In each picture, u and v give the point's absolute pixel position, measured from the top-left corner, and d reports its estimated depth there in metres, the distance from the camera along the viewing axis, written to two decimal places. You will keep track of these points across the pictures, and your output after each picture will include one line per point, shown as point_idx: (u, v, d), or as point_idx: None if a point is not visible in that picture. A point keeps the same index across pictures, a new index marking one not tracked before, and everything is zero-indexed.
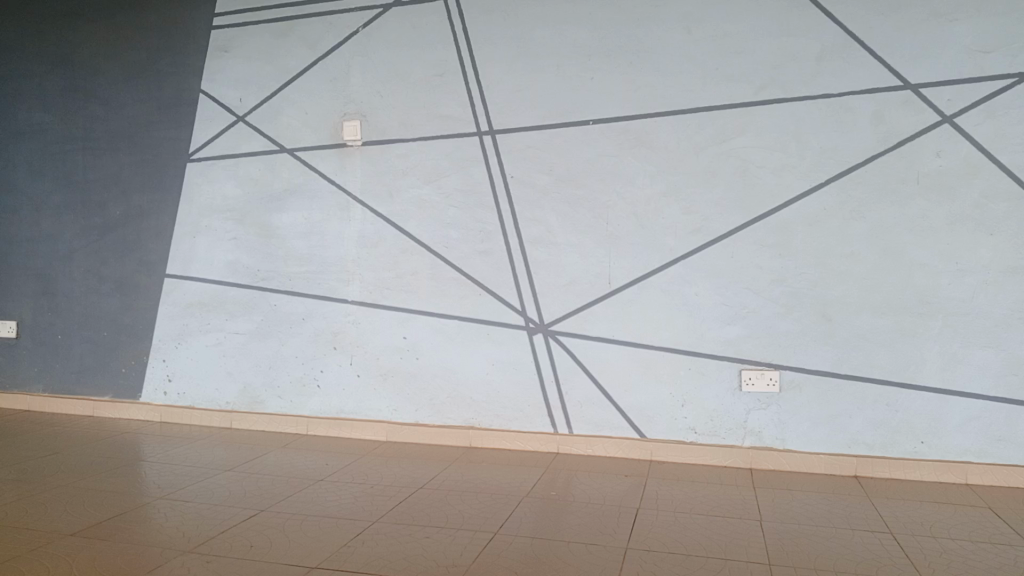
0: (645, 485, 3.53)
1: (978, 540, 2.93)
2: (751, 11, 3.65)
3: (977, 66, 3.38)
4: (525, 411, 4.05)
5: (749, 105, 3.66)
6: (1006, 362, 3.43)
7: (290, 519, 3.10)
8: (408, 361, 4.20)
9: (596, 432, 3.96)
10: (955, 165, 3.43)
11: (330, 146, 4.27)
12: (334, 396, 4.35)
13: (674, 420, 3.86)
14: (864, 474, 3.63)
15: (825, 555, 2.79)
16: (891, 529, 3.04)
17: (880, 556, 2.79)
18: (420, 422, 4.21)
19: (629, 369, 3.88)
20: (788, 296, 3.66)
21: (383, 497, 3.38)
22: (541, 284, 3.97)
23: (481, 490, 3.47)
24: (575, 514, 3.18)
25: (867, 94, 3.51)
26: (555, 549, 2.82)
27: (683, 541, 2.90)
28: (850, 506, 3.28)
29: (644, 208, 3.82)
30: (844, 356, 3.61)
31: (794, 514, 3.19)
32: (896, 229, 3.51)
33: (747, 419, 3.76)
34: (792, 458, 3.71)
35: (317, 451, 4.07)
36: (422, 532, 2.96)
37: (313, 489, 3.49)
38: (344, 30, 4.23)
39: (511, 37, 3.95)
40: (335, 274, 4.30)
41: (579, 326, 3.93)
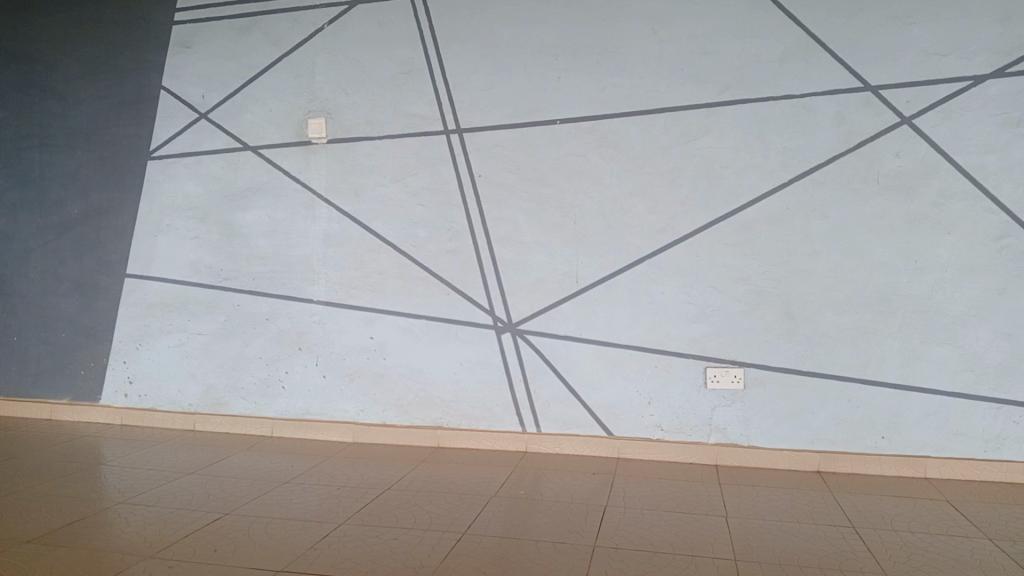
0: (612, 483, 3.55)
1: (937, 532, 3.00)
2: (716, 12, 3.68)
3: (934, 68, 3.45)
4: (493, 410, 4.05)
5: (714, 104, 3.70)
6: (963, 358, 3.51)
7: (255, 522, 3.06)
8: (375, 361, 4.17)
9: (564, 430, 3.97)
10: (914, 165, 3.50)
11: (295, 144, 4.23)
12: (300, 397, 4.31)
13: (641, 418, 3.88)
14: (827, 469, 3.69)
15: (789, 549, 2.83)
16: (853, 523, 3.10)
17: (843, 550, 2.84)
18: (387, 422, 4.19)
19: (596, 368, 3.90)
20: (752, 294, 3.71)
21: (350, 499, 3.35)
22: (509, 283, 3.97)
23: (449, 490, 3.46)
24: (543, 513, 3.18)
25: (829, 95, 3.57)
26: (523, 548, 2.82)
27: (650, 539, 2.92)
28: (813, 501, 3.33)
29: (611, 207, 3.84)
30: (806, 353, 3.67)
31: (759, 510, 3.23)
32: (857, 228, 3.58)
33: (712, 416, 3.80)
34: (756, 454, 3.76)
35: (283, 453, 4.02)
36: (390, 534, 2.94)
37: (279, 491, 3.45)
38: (310, 26, 4.19)
39: (478, 35, 3.94)
40: (301, 273, 4.25)
41: (546, 324, 3.93)
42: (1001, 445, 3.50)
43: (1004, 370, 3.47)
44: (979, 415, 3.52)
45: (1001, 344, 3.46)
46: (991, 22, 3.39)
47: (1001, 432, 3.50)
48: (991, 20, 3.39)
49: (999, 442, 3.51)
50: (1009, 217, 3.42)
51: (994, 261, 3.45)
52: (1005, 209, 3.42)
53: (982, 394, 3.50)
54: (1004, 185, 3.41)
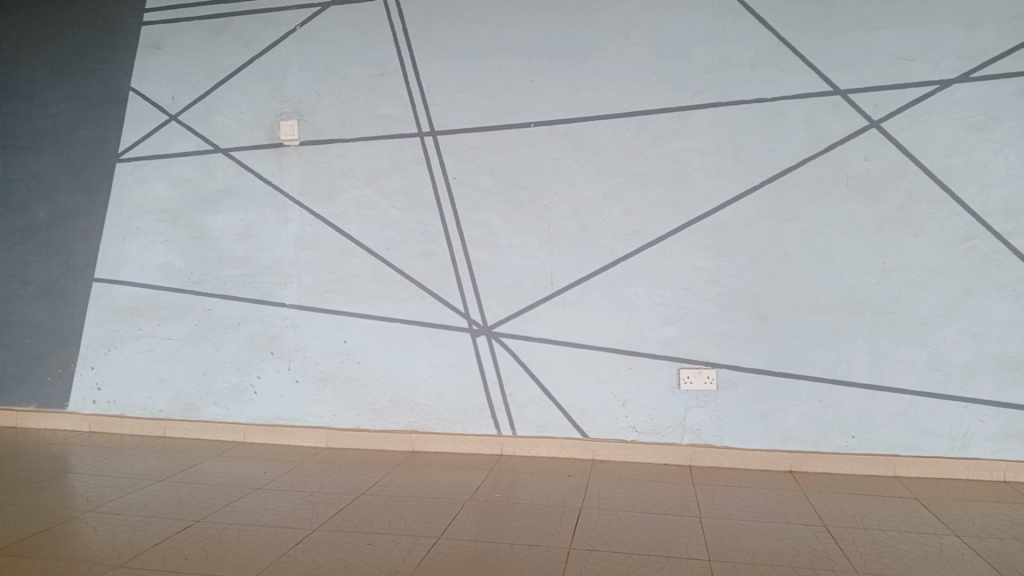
0: (588, 486, 3.56)
1: (907, 530, 3.05)
2: (687, 17, 3.72)
3: (901, 73, 3.51)
4: (468, 413, 4.04)
5: (687, 108, 3.73)
6: (930, 358, 3.57)
7: (227, 529, 3.02)
8: (349, 365, 4.15)
9: (539, 432, 3.98)
10: (882, 167, 3.55)
11: (267, 146, 4.19)
12: (273, 402, 4.26)
13: (616, 420, 3.90)
14: (799, 469, 3.73)
15: (761, 549, 2.85)
16: (824, 521, 3.13)
17: (815, 549, 2.87)
18: (361, 427, 4.16)
19: (571, 370, 3.91)
20: (724, 296, 3.74)
21: (324, 504, 3.33)
22: (483, 285, 3.97)
23: (424, 494, 3.44)
24: (518, 516, 3.19)
25: (799, 99, 3.61)
26: (498, 552, 2.82)
27: (625, 539, 2.93)
28: (785, 501, 3.37)
29: (585, 210, 3.85)
30: (778, 354, 3.71)
31: (732, 510, 3.25)
32: (827, 230, 3.62)
33: (686, 417, 3.83)
34: (729, 454, 3.79)
35: (256, 459, 3.98)
36: (364, 539, 2.92)
37: (252, 498, 3.40)
38: (282, 28, 4.15)
39: (452, 38, 3.94)
40: (273, 277, 4.21)
41: (521, 327, 3.93)
42: (968, 443, 3.57)
43: (971, 369, 3.53)
44: (946, 414, 3.58)
45: (968, 344, 3.53)
46: (956, 28, 3.46)
47: (968, 430, 3.57)
48: (955, 26, 3.46)
49: (966, 441, 3.57)
50: (974, 219, 3.49)
51: (960, 263, 3.51)
52: (971, 211, 3.49)
53: (949, 393, 3.57)
54: (970, 188, 3.48)
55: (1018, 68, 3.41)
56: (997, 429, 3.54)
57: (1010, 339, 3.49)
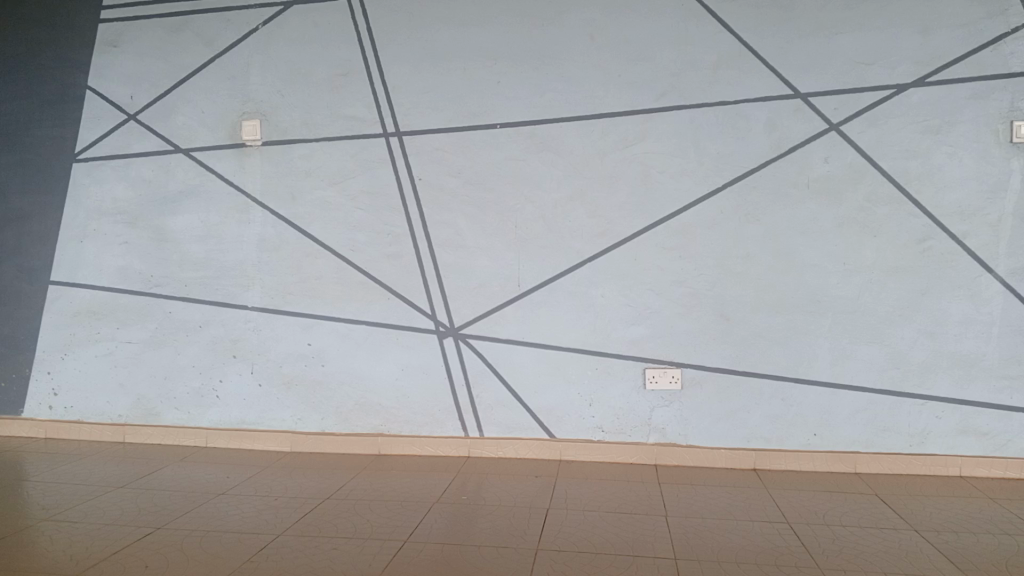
0: (555, 486, 3.56)
1: (868, 526, 3.10)
2: (651, 19, 3.75)
3: (860, 77, 3.59)
4: (435, 415, 4.02)
5: (651, 110, 3.76)
6: (889, 356, 3.65)
7: (188, 537, 2.97)
8: (313, 368, 4.10)
9: (506, 433, 3.97)
10: (841, 169, 3.62)
11: (229, 146, 4.13)
12: (236, 405, 4.20)
13: (582, 420, 3.91)
14: (763, 467, 3.78)
15: (726, 547, 2.88)
16: (788, 518, 3.18)
17: (778, 545, 2.91)
18: (326, 430, 4.12)
19: (537, 371, 3.91)
20: (689, 296, 3.78)
21: (289, 509, 3.28)
22: (449, 286, 3.96)
23: (391, 498, 3.42)
24: (485, 517, 3.19)
25: (761, 102, 3.67)
26: (465, 555, 2.81)
27: (592, 539, 2.95)
28: (749, 498, 3.41)
29: (550, 211, 3.86)
30: (742, 354, 3.76)
31: (699, 508, 3.28)
32: (789, 232, 3.68)
33: (652, 417, 3.85)
34: (695, 453, 3.83)
35: (218, 464, 3.91)
36: (331, 544, 2.90)
37: (214, 504, 3.34)
38: (244, 27, 4.10)
39: (416, 39, 3.92)
40: (236, 279, 4.15)
41: (487, 328, 3.93)
42: (925, 439, 3.66)
43: (928, 367, 3.62)
44: (904, 411, 3.66)
45: (925, 342, 3.61)
46: (912, 34, 3.54)
47: (925, 426, 3.65)
48: (911, 33, 3.54)
49: (923, 437, 3.66)
50: (931, 220, 3.57)
51: (918, 263, 3.59)
52: (928, 212, 3.57)
53: (907, 391, 3.65)
54: (926, 190, 3.57)
55: (971, 73, 3.51)
56: (953, 425, 3.63)
57: (965, 337, 3.59)
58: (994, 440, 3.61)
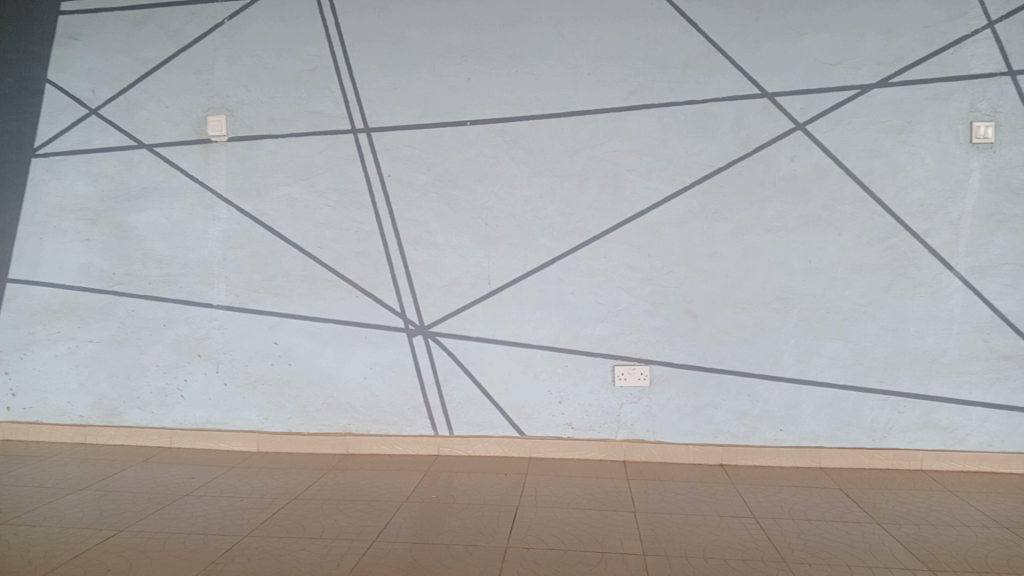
0: (525, 484, 3.57)
1: (833, 519, 3.15)
2: (620, 18, 3.76)
3: (824, 77, 3.64)
4: (403, 414, 4.00)
5: (621, 108, 3.77)
6: (852, 353, 3.71)
7: (149, 540, 2.90)
8: (279, 366, 4.06)
9: (476, 432, 3.97)
10: (806, 168, 3.67)
11: (194, 142, 4.06)
12: (201, 406, 4.14)
13: (550, 416, 3.92)
14: (730, 462, 3.83)
15: (695, 542, 2.91)
16: (755, 512, 3.22)
17: (746, 539, 2.94)
18: (294, 430, 4.08)
19: (507, 368, 3.91)
20: (657, 294, 3.80)
21: (254, 511, 3.23)
22: (419, 284, 3.94)
23: (359, 498, 3.39)
24: (455, 517, 3.17)
25: (728, 101, 3.70)
26: (431, 555, 2.78)
27: (561, 538, 2.95)
28: (716, 493, 3.45)
29: (520, 209, 3.86)
30: (710, 351, 3.79)
31: (666, 505, 3.31)
32: (756, 229, 3.72)
33: (620, 413, 3.88)
34: (663, 450, 3.86)
35: (184, 466, 3.85)
36: (297, 547, 2.86)
37: (180, 506, 3.29)
38: (208, 20, 4.03)
39: (385, 34, 3.89)
40: (201, 277, 4.09)
41: (456, 327, 3.92)
42: (887, 434, 3.73)
43: (890, 363, 3.69)
44: (866, 406, 3.73)
45: (887, 338, 3.68)
46: (875, 35, 3.60)
47: (886, 421, 3.72)
48: (874, 34, 3.60)
49: (885, 432, 3.73)
50: (892, 219, 3.65)
51: (880, 261, 3.66)
52: (889, 212, 3.65)
53: (870, 386, 3.71)
54: (889, 189, 3.64)
55: (931, 74, 3.58)
56: (914, 419, 3.71)
57: (925, 334, 3.66)
58: (953, 434, 3.69)
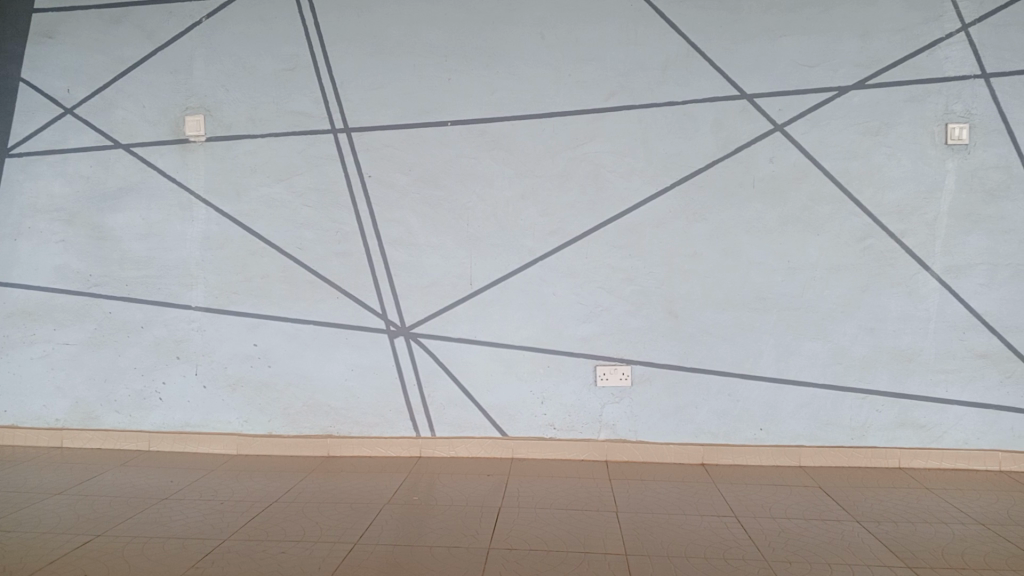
0: (616, 483, 2.67)
1: (980, 523, 2.32)
2: (745, 19, 2.75)
3: (1011, 50, 2.68)
4: (506, 411, 2.92)
5: (817, 16, 2.73)
6: (973, 362, 2.76)
7: (131, 542, 2.17)
8: (328, 351, 2.96)
9: (459, 433, 2.94)
10: (938, 166, 2.73)
11: (214, 69, 2.94)
12: (178, 407, 3.03)
13: (708, 416, 2.87)
14: (811, 465, 2.84)
15: (816, 553, 2.11)
16: (879, 517, 2.38)
17: (863, 550, 2.13)
18: (275, 433, 3.00)
19: (651, 347, 2.86)
20: (864, 263, 2.77)
21: (236, 516, 2.38)
22: (409, 287, 2.90)
23: (337, 499, 2.51)
24: (539, 513, 2.39)
25: (964, 8, 2.69)
26: (418, 558, 2.06)
27: (654, 541, 2.18)
28: (807, 497, 2.55)
29: (676, 154, 2.80)
30: (940, 343, 2.77)
31: (744, 501, 2.50)
32: (1002, 180, 2.71)
33: (809, 410, 2.84)
34: (763, 454, 2.86)
35: (161, 467, 2.85)
36: (284, 552, 2.11)
37: (158, 512, 2.41)
38: (183, 20, 2.94)
39: (412, 26, 2.85)
40: (178, 277, 2.99)
41: (442, 325, 2.90)
42: None
43: None
44: None
45: None
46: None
47: None
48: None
49: None
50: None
51: None
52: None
53: None
54: None
55: None
56: None
57: None
58: None
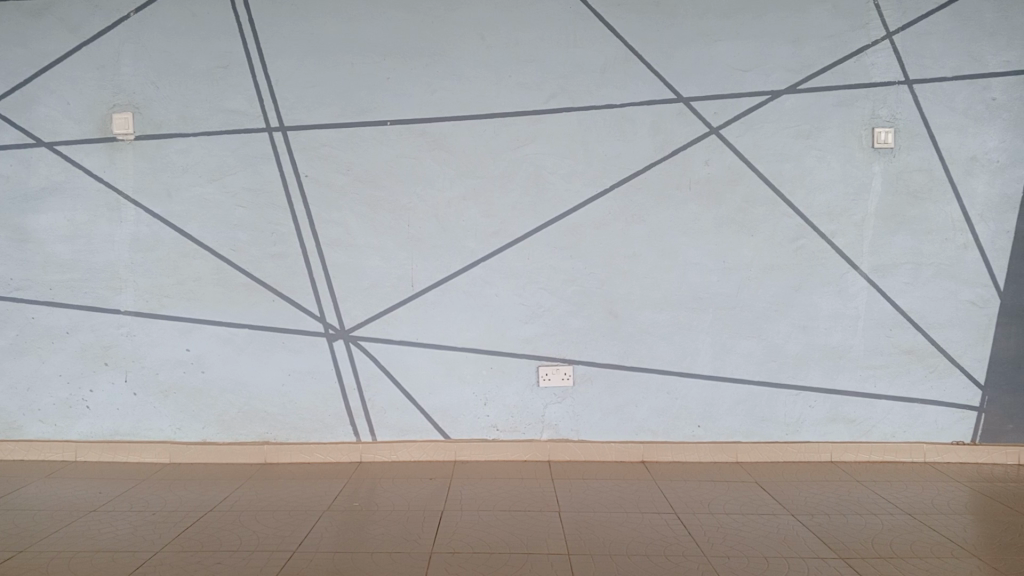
0: (558, 483, 2.68)
1: (910, 514, 2.40)
2: (681, 24, 2.79)
3: (932, 58, 2.79)
4: (448, 413, 2.90)
5: (750, 23, 2.79)
6: (899, 357, 2.87)
7: (57, 557, 2.07)
8: (265, 355, 2.89)
9: (401, 436, 2.91)
10: (865, 168, 2.83)
11: (141, 65, 2.84)
12: (107, 415, 2.91)
13: (648, 414, 2.90)
14: (748, 461, 2.90)
15: (754, 547, 2.15)
16: (814, 510, 2.44)
17: (800, 543, 2.18)
18: (210, 440, 2.92)
19: (592, 347, 2.88)
20: (796, 263, 2.85)
21: (169, 526, 2.30)
22: (348, 289, 2.86)
23: (275, 506, 2.46)
24: (480, 515, 2.39)
25: (889, 16, 2.78)
26: (358, 565, 2.03)
27: (597, 541, 2.18)
28: (745, 492, 2.60)
29: (614, 155, 2.82)
30: (867, 340, 2.87)
31: (684, 498, 2.54)
32: (923, 183, 2.83)
33: (745, 407, 2.90)
34: (702, 451, 2.90)
35: (88, 477, 2.73)
36: (219, 562, 2.05)
37: (86, 523, 2.31)
38: (109, 14, 2.83)
39: (350, 23, 2.81)
40: (105, 280, 2.88)
41: (383, 328, 2.87)
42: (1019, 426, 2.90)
43: None
44: None
45: None
46: (992, 11, 2.77)
47: None
48: (983, 12, 2.77)
49: None
50: (956, 205, 2.82)
51: None
52: (948, 195, 2.82)
53: None
54: None
55: None
56: None
57: None
58: None
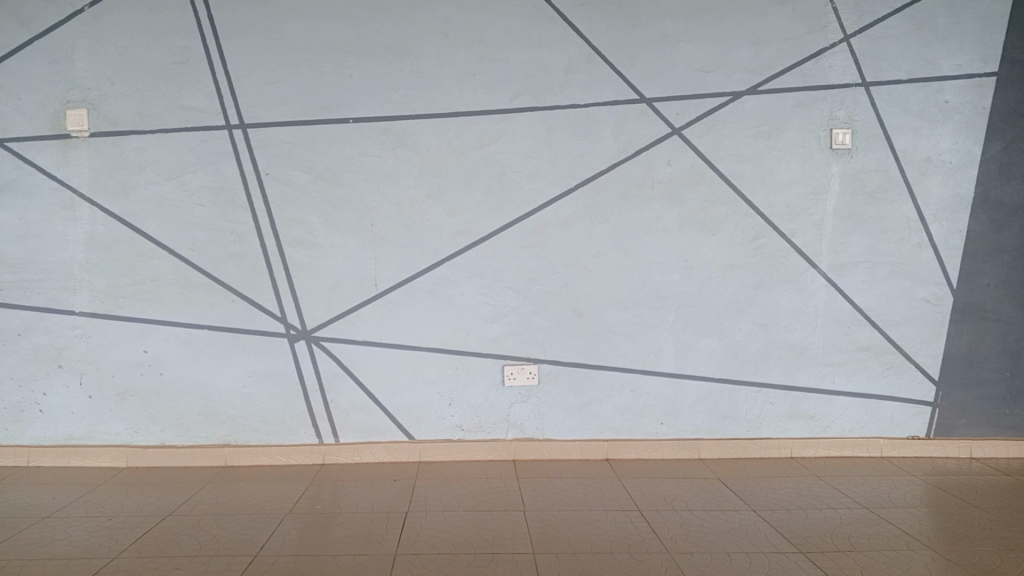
0: (524, 482, 2.68)
1: (867, 507, 2.45)
2: (644, 25, 2.81)
3: (887, 61, 2.85)
4: (413, 413, 2.88)
5: (713, 24, 2.82)
6: (857, 354, 2.92)
7: (9, 565, 2.02)
8: (225, 356, 2.84)
9: (365, 438, 2.89)
10: (823, 168, 2.88)
11: (96, 59, 2.77)
12: (61, 418, 2.84)
13: (612, 412, 2.92)
14: (710, 457, 2.93)
15: (717, 543, 2.17)
16: (775, 505, 2.48)
17: (761, 539, 2.21)
18: (168, 444, 2.86)
19: (556, 346, 2.89)
20: (757, 263, 2.88)
21: (126, 532, 2.25)
22: (311, 289, 2.82)
23: (236, 510, 2.42)
24: (445, 515, 2.38)
25: (847, 20, 2.84)
26: (321, 568, 2.01)
27: (562, 540, 2.19)
28: (708, 489, 2.63)
29: (578, 154, 2.83)
30: (826, 337, 2.92)
31: (648, 495, 2.56)
32: (879, 183, 2.89)
33: (706, 405, 2.93)
34: (665, 449, 2.93)
35: (41, 483, 2.66)
36: (178, 567, 2.01)
37: (39, 531, 2.25)
38: (63, 8, 2.75)
39: (312, 19, 2.77)
40: (59, 279, 2.80)
41: (346, 328, 2.84)
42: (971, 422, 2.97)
43: None
44: None
45: None
46: (944, 16, 2.84)
47: None
48: (935, 17, 2.84)
49: None
50: (911, 205, 2.89)
51: None
52: (903, 195, 2.89)
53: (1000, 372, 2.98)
54: None
55: None
56: None
57: None
58: None
